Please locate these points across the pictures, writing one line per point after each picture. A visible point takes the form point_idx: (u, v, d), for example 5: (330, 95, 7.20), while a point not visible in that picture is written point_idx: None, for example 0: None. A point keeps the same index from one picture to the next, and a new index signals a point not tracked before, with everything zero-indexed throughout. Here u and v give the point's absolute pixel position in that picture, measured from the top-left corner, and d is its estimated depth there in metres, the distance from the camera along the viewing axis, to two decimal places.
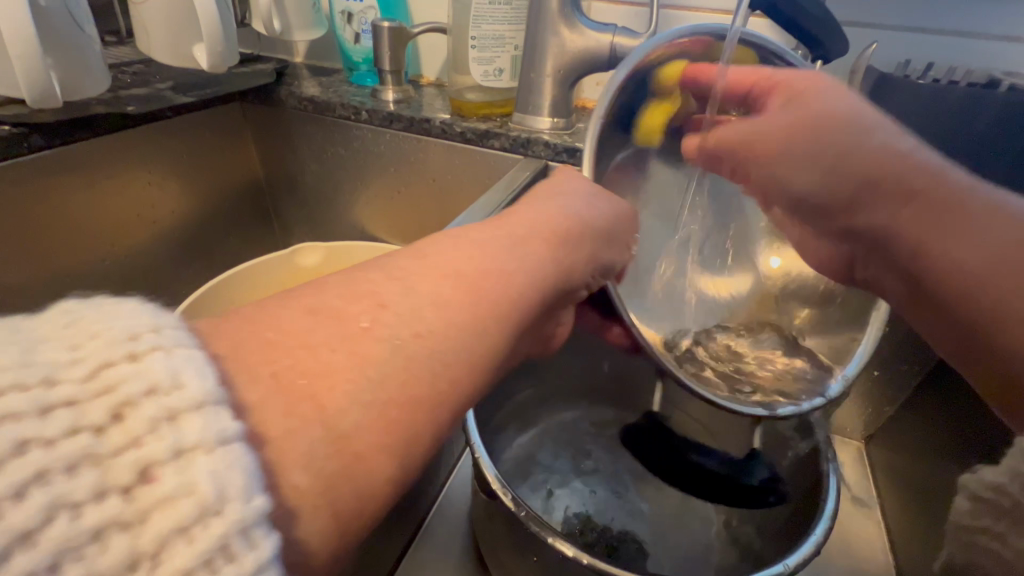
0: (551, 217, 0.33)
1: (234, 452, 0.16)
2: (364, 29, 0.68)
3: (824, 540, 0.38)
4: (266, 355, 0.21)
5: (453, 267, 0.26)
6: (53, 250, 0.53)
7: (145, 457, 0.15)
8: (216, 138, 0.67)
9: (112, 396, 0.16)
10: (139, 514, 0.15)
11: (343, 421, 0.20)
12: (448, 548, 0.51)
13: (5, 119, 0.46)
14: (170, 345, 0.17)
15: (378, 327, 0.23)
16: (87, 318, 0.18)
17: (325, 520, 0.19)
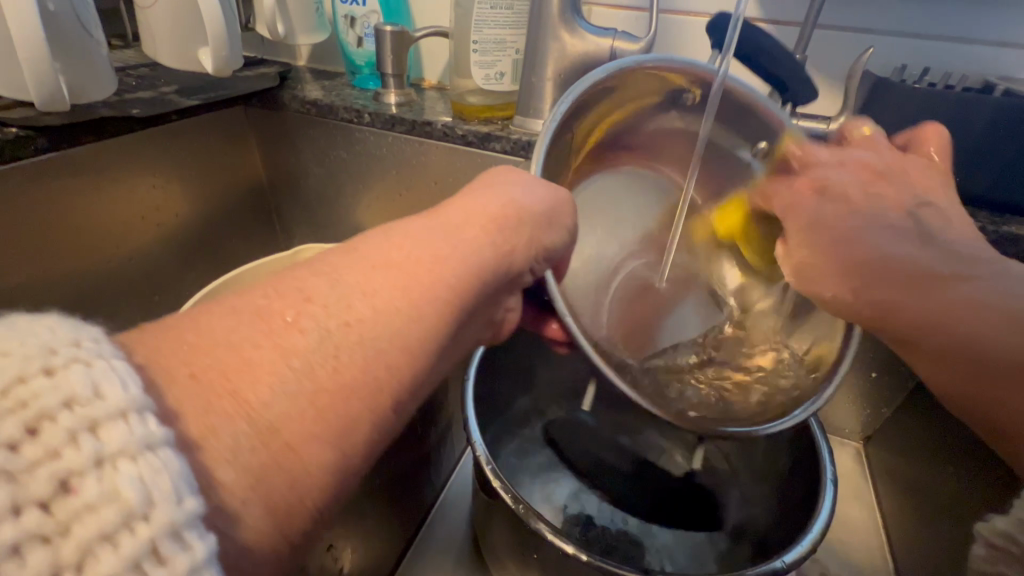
0: (486, 205, 0.33)
1: (161, 457, 0.17)
2: (367, 33, 0.69)
3: (821, 538, 0.38)
4: (186, 357, 0.22)
5: (383, 258, 0.27)
6: (59, 254, 0.53)
7: (63, 469, 0.16)
8: (217, 141, 0.67)
9: (25, 412, 0.16)
10: (62, 525, 0.15)
11: (267, 412, 0.22)
12: (447, 545, 0.51)
13: (13, 121, 0.47)
14: (88, 357, 0.18)
15: (301, 320, 0.24)
16: (2, 334, 0.18)
17: (256, 510, 0.21)
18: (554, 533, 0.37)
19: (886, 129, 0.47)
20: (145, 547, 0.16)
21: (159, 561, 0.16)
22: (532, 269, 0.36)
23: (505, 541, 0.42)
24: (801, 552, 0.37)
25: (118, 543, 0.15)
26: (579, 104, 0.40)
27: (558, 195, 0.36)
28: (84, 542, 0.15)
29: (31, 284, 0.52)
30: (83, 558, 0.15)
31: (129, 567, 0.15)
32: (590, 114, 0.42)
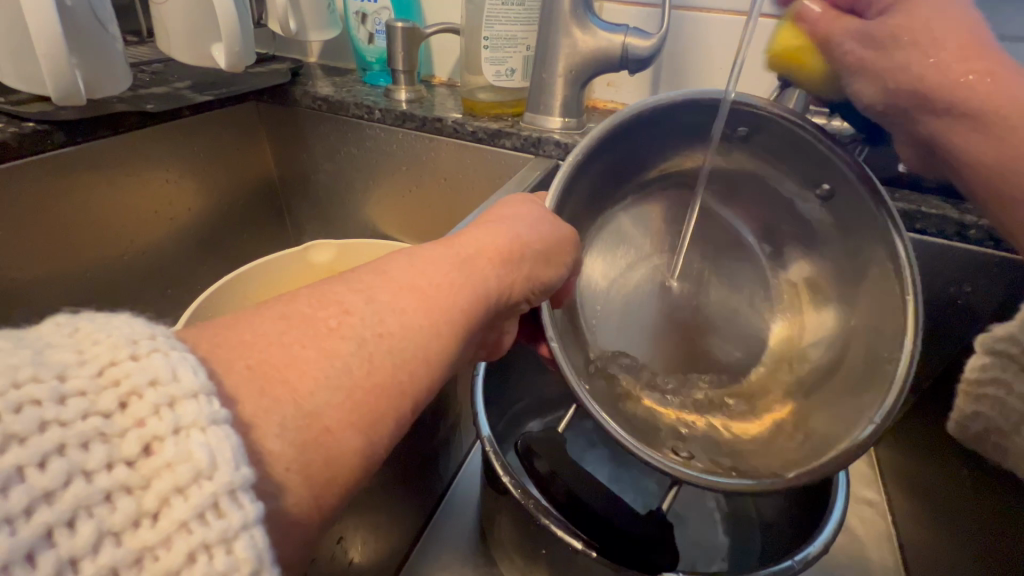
0: (499, 237, 0.33)
1: (224, 430, 0.18)
2: (377, 29, 0.69)
3: (830, 541, 0.38)
4: (239, 351, 0.23)
5: (410, 280, 0.28)
6: (74, 249, 0.54)
7: (149, 433, 0.18)
8: (230, 136, 0.68)
9: (119, 387, 0.18)
10: (143, 480, 0.17)
11: (312, 402, 0.22)
12: (458, 537, 0.52)
13: (30, 116, 0.47)
14: (166, 347, 0.20)
15: (345, 327, 0.25)
16: (86, 326, 0.20)
17: (295, 481, 0.21)
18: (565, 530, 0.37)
19: None
20: (208, 501, 0.17)
21: (219, 513, 0.17)
22: (529, 299, 0.35)
23: (513, 538, 0.43)
24: (812, 551, 0.37)
25: (187, 494, 0.17)
26: (594, 150, 0.41)
27: (558, 231, 0.36)
28: (161, 494, 0.17)
29: (44, 278, 0.52)
30: (160, 507, 0.17)
31: (194, 517, 0.17)
32: (608, 156, 0.43)
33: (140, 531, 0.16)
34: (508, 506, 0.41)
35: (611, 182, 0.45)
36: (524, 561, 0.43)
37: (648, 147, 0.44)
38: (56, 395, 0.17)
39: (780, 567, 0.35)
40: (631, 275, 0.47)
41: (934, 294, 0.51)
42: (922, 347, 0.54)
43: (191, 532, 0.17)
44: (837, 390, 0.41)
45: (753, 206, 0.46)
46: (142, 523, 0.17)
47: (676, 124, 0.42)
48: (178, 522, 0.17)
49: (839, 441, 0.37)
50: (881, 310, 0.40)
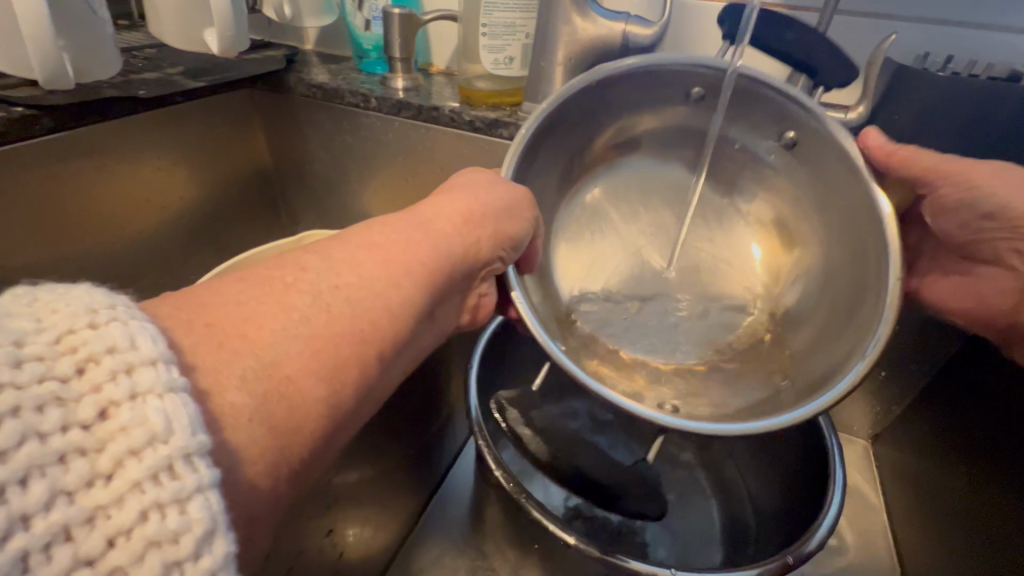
0: (457, 203, 0.34)
1: (180, 399, 0.18)
2: (374, 16, 0.67)
3: (827, 537, 0.37)
4: (202, 312, 0.22)
5: (368, 240, 0.29)
6: (64, 235, 0.53)
7: (105, 398, 0.17)
8: (223, 119, 0.66)
9: (77, 353, 0.18)
10: (98, 443, 0.17)
11: (272, 352, 0.22)
12: (450, 526, 0.52)
13: (17, 100, 0.46)
14: (126, 317, 0.19)
15: (301, 282, 0.25)
16: (45, 297, 0.19)
17: (260, 434, 0.21)
18: (558, 525, 0.36)
19: (908, 115, 0.46)
20: (162, 463, 0.17)
21: (173, 476, 0.17)
22: (503, 258, 0.36)
23: (500, 529, 0.43)
24: (810, 546, 0.36)
25: (141, 457, 0.17)
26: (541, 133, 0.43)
27: (507, 195, 0.37)
28: (115, 456, 0.17)
29: (34, 263, 0.51)
30: (114, 468, 0.17)
31: (147, 478, 0.17)
32: (558, 139, 0.45)
33: (93, 491, 0.16)
34: (496, 496, 0.41)
35: (571, 164, 0.48)
36: (514, 552, 0.42)
37: (611, 118, 0.47)
38: (13, 358, 0.17)
39: (779, 563, 0.35)
40: (592, 241, 0.48)
41: None
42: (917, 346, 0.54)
43: (144, 493, 0.17)
44: (827, 318, 0.42)
45: (720, 167, 0.48)
46: (95, 483, 0.16)
47: (634, 97, 0.45)
48: (131, 481, 0.17)
49: (834, 375, 0.37)
50: (855, 250, 0.41)
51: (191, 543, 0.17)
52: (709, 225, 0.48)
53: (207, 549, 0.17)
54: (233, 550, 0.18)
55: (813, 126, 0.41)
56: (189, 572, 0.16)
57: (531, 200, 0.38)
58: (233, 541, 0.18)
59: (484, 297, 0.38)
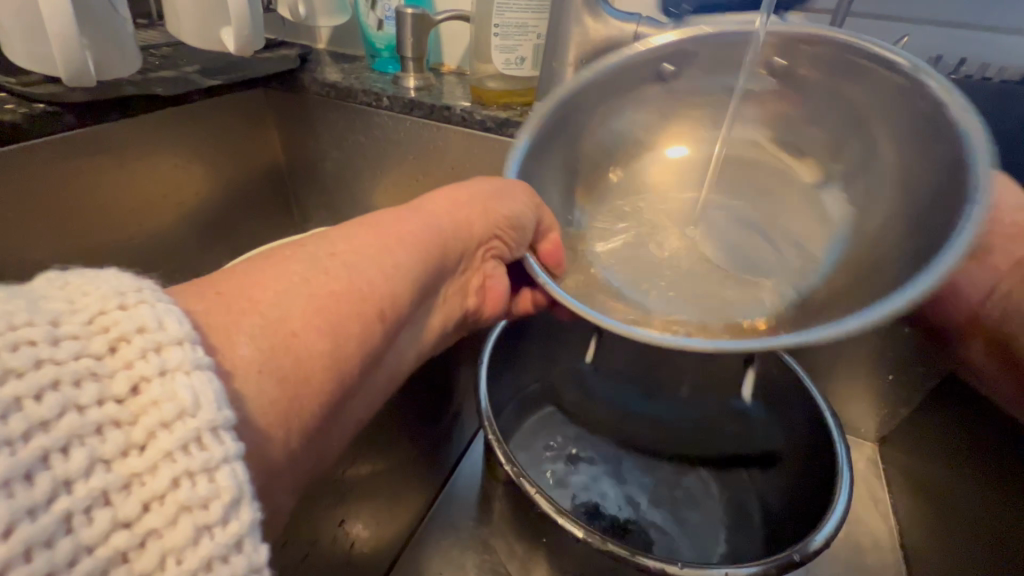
0: (448, 194, 0.37)
1: (207, 375, 0.19)
2: (387, 15, 0.68)
3: (834, 535, 0.38)
4: (214, 283, 0.24)
5: (362, 220, 0.31)
6: (83, 231, 0.54)
7: (137, 374, 0.18)
8: (239, 117, 0.68)
9: (109, 333, 0.19)
10: (131, 416, 0.18)
11: (276, 311, 0.24)
12: (458, 519, 0.53)
13: (40, 97, 0.48)
14: (152, 299, 0.20)
15: (299, 252, 0.27)
16: (75, 281, 0.20)
17: (270, 387, 0.22)
18: (566, 518, 0.37)
19: None
20: (191, 435, 0.18)
21: (201, 447, 0.18)
22: (498, 237, 0.38)
23: (507, 521, 0.43)
24: (815, 543, 0.37)
25: (172, 429, 0.18)
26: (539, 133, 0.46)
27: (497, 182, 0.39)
28: (148, 428, 0.18)
29: (56, 259, 0.53)
30: (147, 440, 0.18)
31: (178, 448, 0.18)
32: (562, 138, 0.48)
33: (129, 459, 0.17)
34: (505, 490, 0.42)
35: (579, 165, 0.50)
36: (521, 545, 0.43)
37: (605, 108, 0.49)
38: (50, 337, 0.18)
39: (786, 559, 0.35)
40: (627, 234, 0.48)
41: None
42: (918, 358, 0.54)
43: (175, 461, 0.18)
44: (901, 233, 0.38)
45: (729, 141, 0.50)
46: (130, 452, 0.17)
47: (624, 84, 0.49)
48: (163, 451, 0.18)
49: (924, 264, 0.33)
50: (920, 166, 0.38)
51: (220, 508, 0.18)
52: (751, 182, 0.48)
53: (234, 515, 0.18)
54: (258, 517, 0.19)
55: (785, 45, 0.44)
56: (219, 534, 0.18)
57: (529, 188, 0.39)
58: (258, 510, 0.19)
59: (490, 280, 0.41)
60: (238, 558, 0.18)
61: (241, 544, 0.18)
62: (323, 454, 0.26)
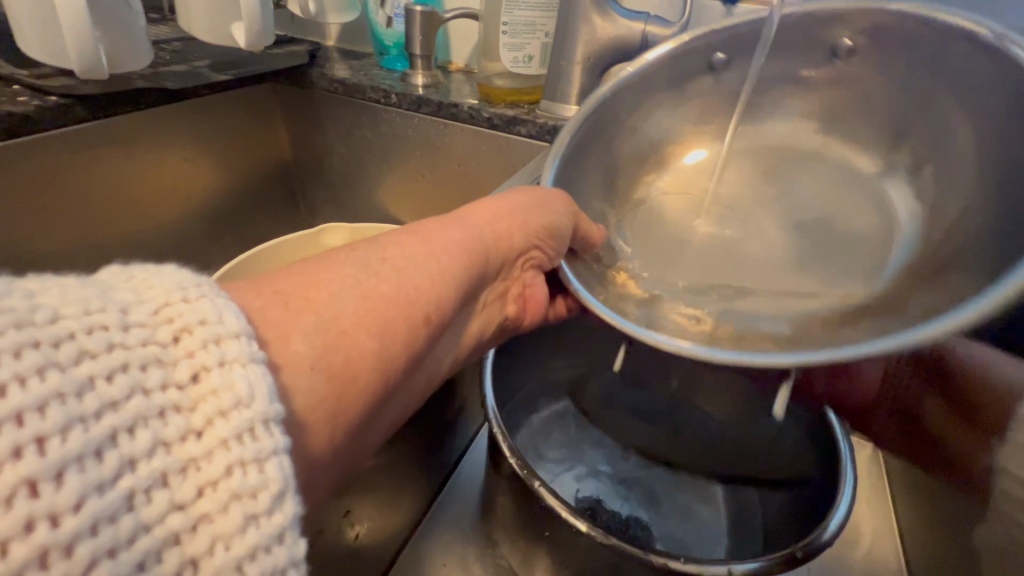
0: (489, 202, 0.37)
1: (262, 370, 0.20)
2: (396, 13, 0.68)
3: (838, 532, 0.37)
4: (270, 281, 0.25)
5: (408, 226, 0.31)
6: (93, 223, 0.55)
7: (198, 363, 0.19)
8: (248, 113, 0.68)
9: (173, 324, 0.19)
10: (191, 402, 0.18)
11: (330, 310, 0.24)
12: (463, 515, 0.53)
13: (52, 89, 0.48)
14: (213, 295, 0.21)
15: (351, 255, 0.27)
16: (140, 273, 0.21)
17: (319, 381, 0.22)
18: (571, 513, 0.37)
19: None
20: (244, 425, 0.18)
21: (253, 437, 0.18)
22: (538, 248, 0.38)
23: (512, 518, 0.43)
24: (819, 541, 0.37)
25: (229, 417, 0.18)
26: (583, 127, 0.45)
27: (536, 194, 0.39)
28: (206, 415, 0.18)
29: (66, 250, 0.53)
30: (205, 426, 0.18)
31: (233, 437, 0.18)
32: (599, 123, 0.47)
33: (188, 444, 0.18)
34: (510, 486, 0.42)
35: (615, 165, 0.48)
36: (524, 540, 0.43)
37: (631, 108, 0.48)
38: (121, 323, 0.18)
39: (787, 556, 0.35)
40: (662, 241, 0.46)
41: None
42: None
43: (230, 449, 0.18)
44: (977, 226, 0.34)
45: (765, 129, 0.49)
46: (189, 438, 0.18)
47: (655, 81, 0.47)
48: (219, 439, 0.18)
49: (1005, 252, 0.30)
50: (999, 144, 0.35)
51: (268, 499, 0.18)
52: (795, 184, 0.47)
53: (279, 507, 0.18)
54: (299, 511, 0.19)
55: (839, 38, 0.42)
56: (264, 525, 0.18)
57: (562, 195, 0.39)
58: (299, 503, 0.19)
59: (530, 288, 0.40)
60: (280, 550, 0.18)
61: (283, 536, 0.18)
62: (360, 451, 0.26)
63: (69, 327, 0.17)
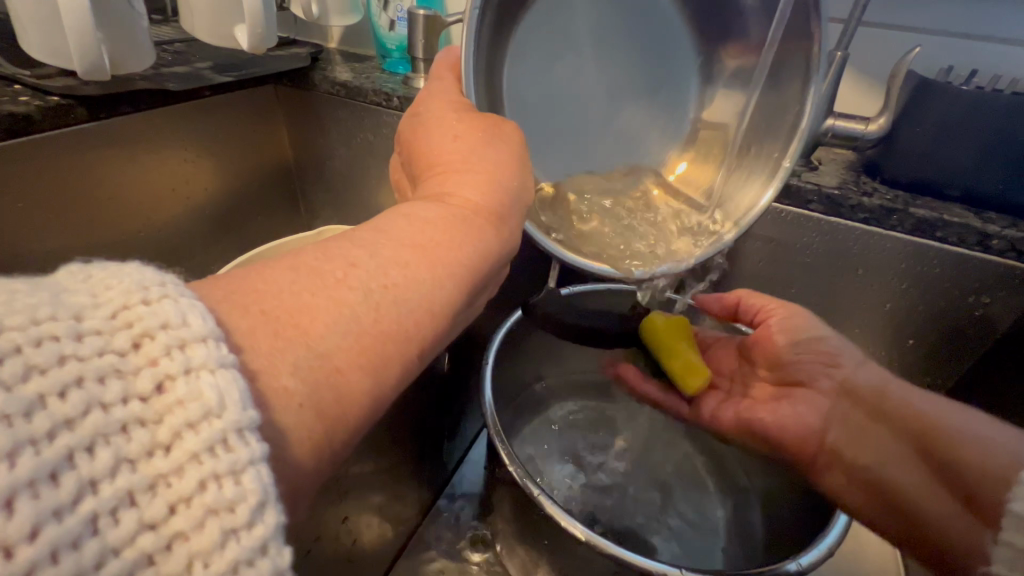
0: (495, 195, 0.33)
1: (232, 374, 0.19)
2: (399, 16, 0.68)
3: (836, 545, 0.38)
4: (256, 297, 0.24)
5: (414, 238, 0.28)
6: (91, 223, 0.55)
7: (161, 372, 0.18)
8: (248, 119, 0.68)
9: (133, 328, 0.19)
10: (156, 415, 0.18)
11: (322, 344, 0.24)
12: (456, 521, 0.52)
13: (53, 89, 0.48)
14: (176, 294, 0.20)
15: (351, 279, 0.25)
16: (100, 273, 0.20)
17: (309, 418, 0.23)
18: (568, 519, 0.37)
19: (926, 130, 0.44)
20: (217, 436, 0.18)
21: (227, 448, 0.18)
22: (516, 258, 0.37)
23: (510, 523, 0.43)
24: (818, 555, 0.37)
25: (197, 430, 0.18)
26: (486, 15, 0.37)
27: (513, 147, 0.35)
28: (173, 428, 0.18)
29: (68, 250, 0.53)
30: (172, 440, 0.18)
31: (204, 450, 0.18)
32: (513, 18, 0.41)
33: (154, 460, 0.17)
34: (508, 491, 0.42)
35: (561, 91, 0.45)
36: (524, 547, 0.43)
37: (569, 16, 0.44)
38: (74, 332, 0.18)
39: (784, 569, 0.35)
40: (592, 150, 0.47)
41: (953, 304, 0.49)
42: (954, 340, 0.51)
43: (202, 464, 0.18)
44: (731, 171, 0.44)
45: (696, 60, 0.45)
46: (156, 453, 0.17)
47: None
48: (189, 453, 0.18)
49: (754, 199, 0.42)
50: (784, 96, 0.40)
51: (247, 512, 0.18)
52: (652, 81, 0.46)
53: (259, 518, 0.18)
54: (282, 521, 0.19)
55: None
56: (245, 538, 0.18)
57: (457, 66, 0.40)
58: (282, 513, 0.19)
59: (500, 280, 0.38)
60: (263, 561, 0.18)
61: (266, 548, 0.18)
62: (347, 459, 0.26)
63: (13, 340, 0.17)
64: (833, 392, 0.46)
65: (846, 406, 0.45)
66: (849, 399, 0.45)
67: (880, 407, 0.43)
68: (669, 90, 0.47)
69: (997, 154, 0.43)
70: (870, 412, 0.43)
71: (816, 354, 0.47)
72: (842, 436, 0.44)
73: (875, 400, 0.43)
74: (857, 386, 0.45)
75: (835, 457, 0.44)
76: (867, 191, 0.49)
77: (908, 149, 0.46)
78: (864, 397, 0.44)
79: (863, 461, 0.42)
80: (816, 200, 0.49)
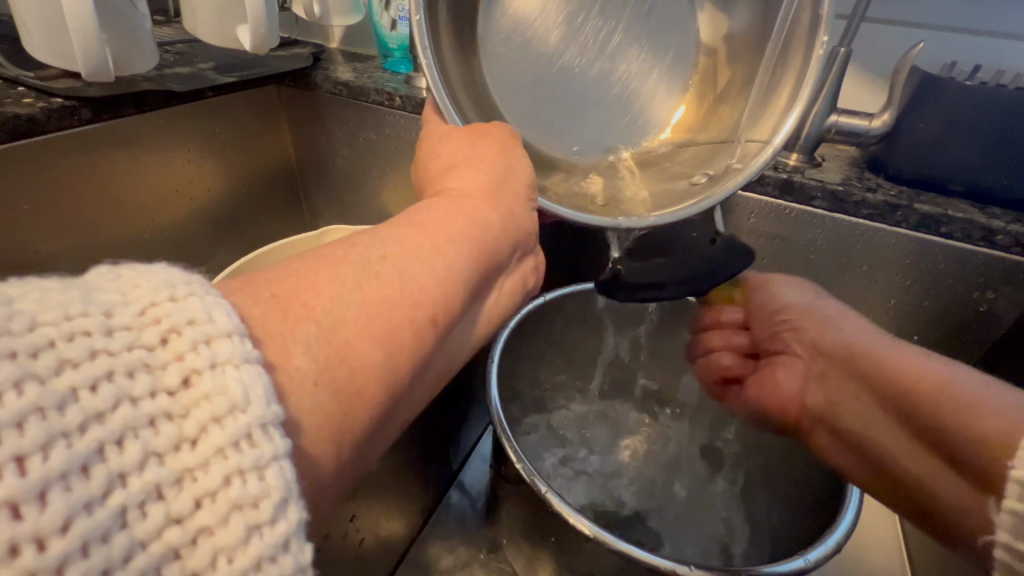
0: (486, 176, 0.34)
1: (255, 370, 0.19)
2: (401, 15, 0.68)
3: (841, 540, 0.38)
4: (269, 285, 0.24)
5: (409, 219, 0.30)
6: (94, 224, 0.55)
7: (187, 366, 0.18)
8: (252, 119, 0.68)
9: (161, 324, 0.19)
10: (183, 409, 0.18)
11: (331, 318, 0.24)
12: (464, 518, 0.52)
13: (57, 91, 0.48)
14: (201, 292, 0.20)
15: (351, 254, 0.26)
16: (127, 272, 0.20)
17: (326, 398, 0.23)
18: (572, 515, 0.37)
19: (932, 125, 0.45)
20: (242, 432, 0.18)
21: (252, 444, 0.18)
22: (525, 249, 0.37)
23: (517, 521, 0.43)
24: (825, 551, 0.37)
25: (224, 424, 0.18)
26: None
27: (495, 143, 0.37)
28: (200, 422, 0.18)
29: (74, 252, 0.53)
30: (199, 433, 0.18)
31: (229, 444, 0.18)
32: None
33: (181, 454, 0.17)
34: (515, 489, 0.42)
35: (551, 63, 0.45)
36: (530, 543, 0.43)
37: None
38: (105, 327, 0.18)
39: (793, 567, 0.35)
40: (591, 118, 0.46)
41: (957, 299, 0.49)
42: (959, 335, 0.51)
43: (227, 458, 0.18)
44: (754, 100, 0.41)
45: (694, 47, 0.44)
46: (183, 447, 0.18)
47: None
48: (214, 448, 0.18)
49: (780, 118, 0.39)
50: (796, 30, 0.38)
51: (270, 508, 0.18)
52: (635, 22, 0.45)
53: (283, 514, 0.18)
54: (303, 517, 0.19)
55: None
56: (268, 534, 0.18)
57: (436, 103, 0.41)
58: (303, 509, 0.19)
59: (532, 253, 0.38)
60: (286, 558, 0.18)
61: (288, 544, 0.18)
62: (363, 456, 0.26)
63: (47, 335, 0.17)
64: (812, 354, 0.46)
65: (822, 365, 0.45)
66: (825, 359, 0.44)
67: (852, 365, 0.42)
68: (662, 40, 0.45)
69: (1002, 149, 0.43)
70: (848, 370, 0.42)
71: (796, 317, 0.47)
72: (828, 400, 0.43)
73: (847, 360, 0.42)
74: (828, 346, 0.44)
75: (825, 421, 0.44)
76: (870, 187, 0.49)
77: (911, 143, 0.47)
78: (840, 356, 0.43)
79: (848, 423, 0.41)
80: (820, 195, 0.49)
